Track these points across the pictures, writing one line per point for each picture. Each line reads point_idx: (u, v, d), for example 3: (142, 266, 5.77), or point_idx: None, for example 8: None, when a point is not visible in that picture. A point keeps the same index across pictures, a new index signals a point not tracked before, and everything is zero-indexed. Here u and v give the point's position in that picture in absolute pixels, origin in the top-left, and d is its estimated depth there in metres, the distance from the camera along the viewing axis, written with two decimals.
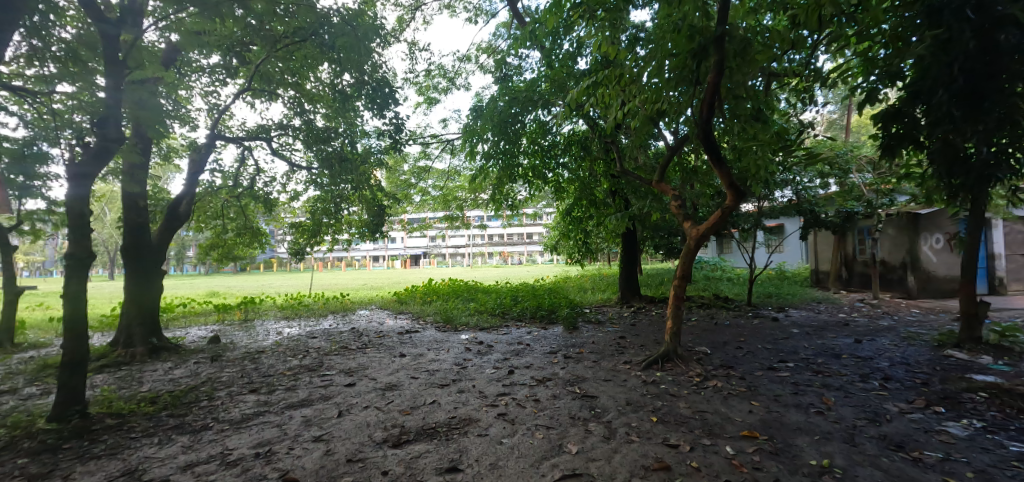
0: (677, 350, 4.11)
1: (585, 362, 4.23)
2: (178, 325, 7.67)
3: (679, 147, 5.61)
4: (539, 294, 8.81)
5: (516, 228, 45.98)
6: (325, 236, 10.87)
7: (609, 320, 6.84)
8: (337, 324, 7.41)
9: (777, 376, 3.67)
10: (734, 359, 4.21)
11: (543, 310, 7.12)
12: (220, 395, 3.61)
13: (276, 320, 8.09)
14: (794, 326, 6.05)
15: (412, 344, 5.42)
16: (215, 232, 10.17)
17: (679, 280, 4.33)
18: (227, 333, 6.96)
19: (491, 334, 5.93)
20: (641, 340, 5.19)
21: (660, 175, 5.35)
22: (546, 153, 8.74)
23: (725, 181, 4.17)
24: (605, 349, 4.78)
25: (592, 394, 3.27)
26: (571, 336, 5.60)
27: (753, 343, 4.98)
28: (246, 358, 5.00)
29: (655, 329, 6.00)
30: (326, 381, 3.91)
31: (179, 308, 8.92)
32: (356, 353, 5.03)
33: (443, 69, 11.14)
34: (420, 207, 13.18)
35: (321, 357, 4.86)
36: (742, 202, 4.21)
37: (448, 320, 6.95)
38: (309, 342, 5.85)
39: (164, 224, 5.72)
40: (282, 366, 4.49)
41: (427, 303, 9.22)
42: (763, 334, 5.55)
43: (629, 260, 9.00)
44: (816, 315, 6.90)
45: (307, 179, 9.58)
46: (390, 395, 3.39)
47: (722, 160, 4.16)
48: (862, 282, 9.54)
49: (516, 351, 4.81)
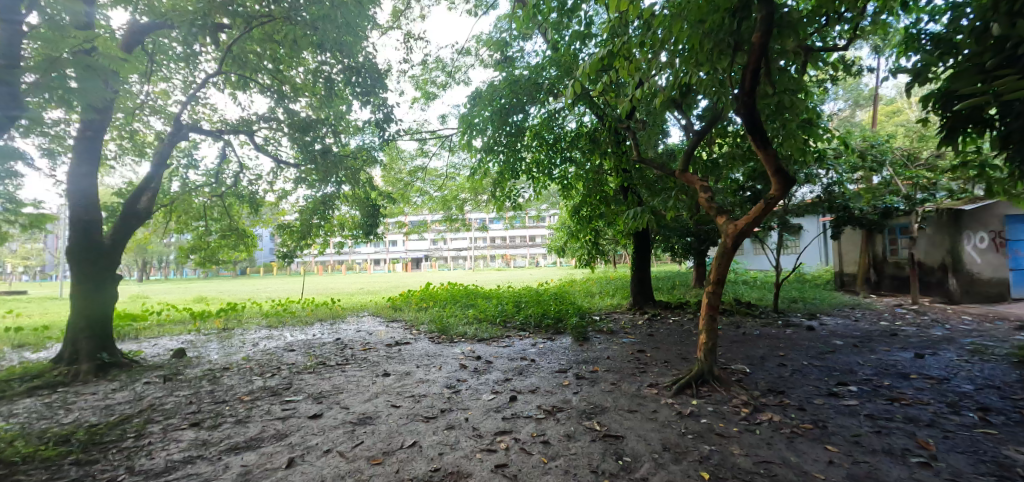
0: (713, 370, 3.42)
1: (602, 385, 3.51)
2: (145, 335, 6.95)
3: (705, 133, 4.87)
4: (544, 300, 8.05)
5: (518, 231, 45.22)
6: (315, 238, 10.17)
7: (623, 330, 6.10)
8: (322, 334, 6.71)
9: (844, 406, 2.96)
10: (782, 381, 3.50)
11: (549, 318, 6.39)
12: (152, 431, 2.91)
13: (257, 329, 7.38)
14: (836, 337, 5.32)
15: (400, 359, 4.72)
16: (196, 234, 9.47)
17: (713, 285, 3.62)
18: (198, 344, 6.26)
19: (491, 346, 5.20)
20: (665, 355, 4.47)
21: (684, 163, 4.60)
22: (551, 147, 8.06)
23: (770, 167, 3.46)
24: (623, 367, 4.06)
25: (617, 433, 2.56)
26: (582, 349, 4.89)
27: (797, 359, 4.25)
28: (205, 377, 4.31)
29: (677, 340, 5.28)
30: (288, 411, 3.21)
31: (153, 316, 8.22)
32: (334, 371, 4.33)
33: (441, 62, 10.48)
34: (418, 209, 12.50)
35: (292, 377, 4.16)
36: (790, 193, 3.50)
37: (444, 330, 6.22)
38: (285, 356, 5.17)
39: (118, 224, 5.01)
40: (243, 389, 3.80)
41: (423, 310, 8.49)
42: (803, 347, 4.83)
43: (641, 263, 8.26)
44: (854, 323, 6.17)
45: (295, 176, 8.93)
46: (359, 434, 2.69)
47: (767, 140, 3.45)
48: (895, 284, 8.78)
49: (519, 369, 4.09)
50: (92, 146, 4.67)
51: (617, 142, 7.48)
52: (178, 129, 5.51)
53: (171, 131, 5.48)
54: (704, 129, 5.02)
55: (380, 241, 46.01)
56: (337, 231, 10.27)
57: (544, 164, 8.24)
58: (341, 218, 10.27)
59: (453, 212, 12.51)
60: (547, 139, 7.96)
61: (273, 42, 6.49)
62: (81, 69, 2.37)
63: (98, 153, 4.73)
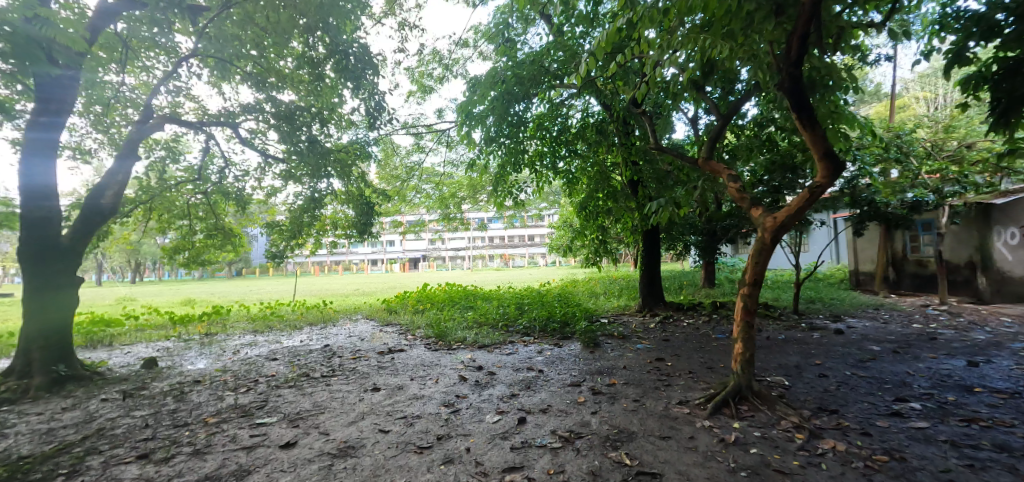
0: (752, 384, 2.97)
1: (624, 402, 3.04)
2: (121, 342, 6.47)
3: (730, 117, 4.41)
4: (548, 301, 7.58)
5: (517, 230, 44.71)
6: (307, 237, 9.68)
7: (635, 334, 5.63)
8: (310, 340, 6.20)
9: (914, 431, 2.51)
10: (830, 397, 3.04)
11: (554, 323, 5.91)
12: (90, 467, 2.43)
13: (241, 335, 6.90)
14: (871, 342, 4.85)
15: (393, 370, 4.23)
16: (180, 233, 8.96)
17: (749, 287, 3.15)
18: (174, 353, 5.74)
19: (493, 354, 4.72)
20: (688, 365, 4.00)
21: (708, 150, 4.11)
22: (556, 139, 7.58)
23: (817, 151, 2.99)
24: (643, 379, 3.58)
25: (652, 469, 2.09)
26: (594, 358, 4.42)
27: (837, 368, 3.80)
28: (170, 392, 3.82)
29: (697, 346, 4.81)
30: (258, 437, 2.72)
31: (131, 321, 7.68)
32: (317, 385, 3.84)
33: (438, 54, 10.00)
34: (414, 208, 12.02)
35: (268, 392, 3.67)
36: (838, 180, 3.04)
37: (441, 336, 5.74)
38: (266, 366, 4.67)
39: (79, 222, 4.51)
40: (210, 409, 3.31)
41: (420, 313, 8.01)
42: (838, 354, 4.38)
43: (650, 262, 7.81)
44: (885, 325, 5.71)
45: (284, 172, 8.45)
46: (337, 471, 2.22)
47: (814, 120, 2.98)
48: (917, 284, 8.35)
49: (526, 383, 3.61)
50: (50, 139, 4.20)
51: (625, 133, 7.02)
52: (144, 123, 5.00)
53: (137, 125, 4.97)
54: (727, 113, 4.56)
55: (378, 241, 45.49)
56: (330, 230, 9.77)
57: (548, 157, 7.74)
58: (333, 216, 9.76)
59: (451, 211, 12.05)
60: (551, 131, 7.49)
61: (252, 23, 5.96)
62: (19, 59, 1.91)
63: (56, 146, 4.26)
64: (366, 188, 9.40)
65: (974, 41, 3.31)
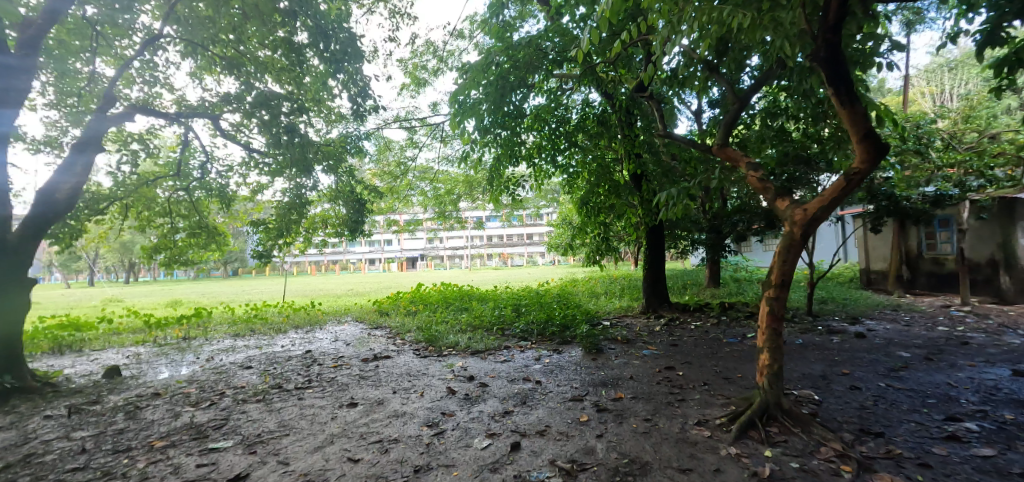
0: (781, 401, 2.60)
1: (634, 422, 2.64)
2: (91, 347, 6.08)
3: (747, 102, 3.85)
4: (547, 302, 7.16)
5: (515, 228, 44.31)
6: (296, 236, 9.27)
7: (640, 338, 5.22)
8: (292, 345, 5.79)
9: (982, 461, 2.11)
10: (871, 418, 2.65)
11: (553, 326, 5.50)
12: None
13: (221, 339, 6.49)
14: (897, 347, 4.47)
15: (375, 381, 3.81)
16: (161, 232, 8.53)
17: (776, 289, 2.75)
18: (144, 359, 5.33)
19: (486, 362, 4.33)
20: (702, 375, 3.60)
21: (723, 136, 3.65)
22: (556, 131, 7.18)
23: (856, 131, 2.59)
24: (653, 392, 3.18)
25: None
26: (597, 366, 4.02)
27: (868, 379, 3.41)
28: (124, 408, 3.41)
29: (709, 353, 4.41)
30: (205, 469, 2.31)
31: (105, 325, 7.25)
32: (288, 399, 3.43)
33: (432, 45, 9.59)
34: (409, 206, 11.61)
35: (232, 408, 3.26)
36: (877, 166, 2.65)
37: (431, 341, 5.32)
38: (237, 375, 4.25)
39: (29, 218, 4.09)
40: (161, 430, 2.90)
41: (412, 315, 7.59)
42: (865, 361, 3.98)
43: (654, 260, 7.40)
44: (908, 329, 5.32)
45: (268, 167, 8.03)
46: None
47: (852, 96, 2.58)
48: (933, 283, 7.96)
49: (522, 397, 3.20)
50: None
51: (628, 124, 6.60)
52: (100, 124, 4.50)
53: (92, 124, 4.46)
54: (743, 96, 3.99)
55: (376, 240, 45.08)
56: (320, 229, 9.36)
57: (547, 150, 7.32)
58: (323, 214, 9.34)
59: (447, 209, 11.64)
60: (550, 122, 7.09)
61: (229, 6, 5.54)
62: None
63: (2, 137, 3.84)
64: (357, 185, 8.99)
65: (1008, 21, 2.94)
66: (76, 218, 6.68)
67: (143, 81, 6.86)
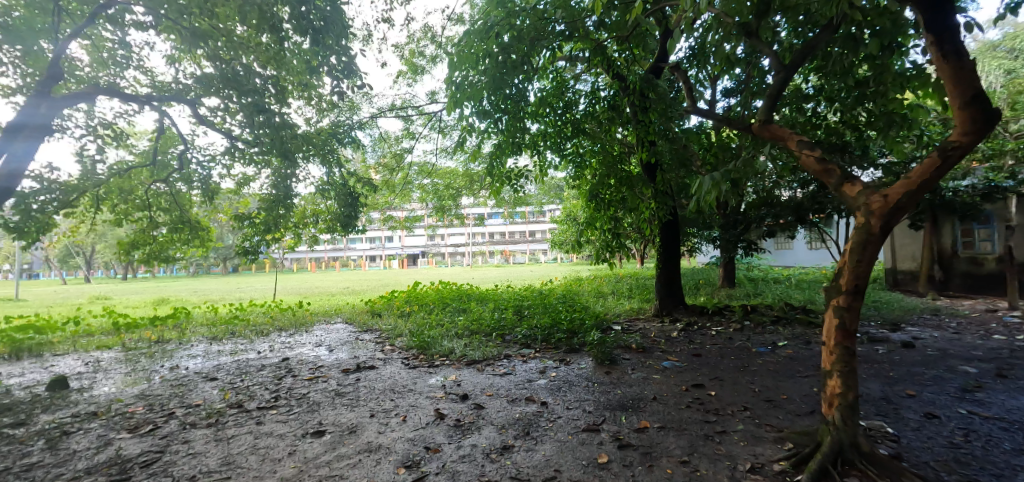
0: (857, 440, 2.05)
1: (670, 467, 2.07)
2: (52, 351, 5.54)
3: (796, 67, 3.23)
4: (552, 304, 6.58)
5: (517, 226, 43.64)
6: (284, 232, 8.72)
7: (658, 346, 4.64)
8: (271, 352, 5.23)
9: None
10: (972, 464, 2.08)
11: (560, 332, 4.92)
12: None
13: (195, 343, 5.93)
14: (959, 361, 3.88)
15: (351, 400, 3.25)
16: (139, 227, 7.95)
17: (846, 298, 2.18)
18: (104, 367, 4.76)
19: (483, 375, 3.77)
20: (741, 397, 3.02)
21: (766, 111, 3.04)
22: (561, 118, 6.58)
23: (961, 92, 2.01)
24: (685, 420, 2.61)
25: None
26: (612, 382, 3.44)
27: (943, 405, 2.82)
28: (45, 435, 2.82)
29: (741, 367, 3.82)
30: None
31: (74, 326, 6.69)
32: (246, 423, 2.87)
33: (430, 29, 9.00)
34: (407, 201, 11.04)
35: (174, 437, 2.69)
36: (983, 139, 2.05)
37: (423, 348, 4.75)
38: (196, 389, 3.68)
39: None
40: (76, 469, 2.33)
41: (405, 316, 7.03)
42: (928, 379, 3.40)
43: (668, 258, 6.79)
44: (960, 337, 4.73)
45: (253, 158, 7.49)
46: None
47: (956, 48, 2.03)
48: (970, 284, 7.36)
49: (525, 425, 2.62)
50: None
51: (642, 108, 5.97)
52: (30, 105, 4.27)
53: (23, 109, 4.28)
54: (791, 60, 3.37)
55: (377, 237, 44.53)
56: (312, 224, 8.82)
57: (553, 139, 6.72)
58: (314, 208, 8.78)
59: (446, 203, 11.08)
60: (555, 108, 6.50)
61: None
62: None
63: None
64: (349, 177, 8.42)
65: None
66: (43, 212, 6.13)
67: (114, 62, 6.30)
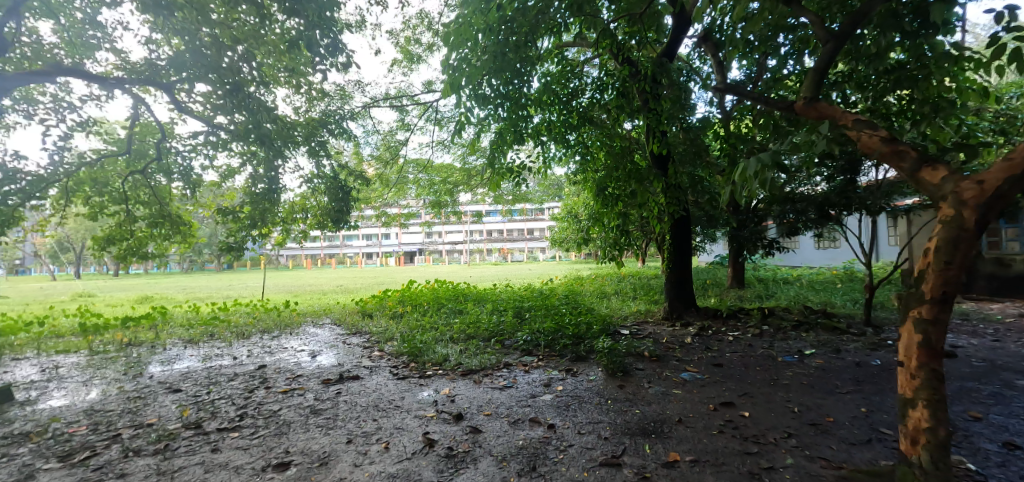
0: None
1: None
2: (12, 355, 5.10)
3: (845, 37, 2.77)
4: (554, 306, 6.16)
5: (517, 222, 43.09)
6: (272, 227, 8.24)
7: (673, 355, 4.21)
8: (249, 358, 4.78)
9: None
10: None
11: (565, 338, 4.49)
12: None
13: (169, 346, 5.47)
14: (1013, 373, 3.47)
15: (328, 419, 2.82)
16: (116, 221, 7.47)
17: (933, 309, 1.75)
18: (63, 374, 4.32)
19: (481, 389, 3.34)
20: (783, 420, 2.57)
21: (812, 88, 2.61)
22: (566, 107, 6.14)
23: None
24: (722, 452, 2.18)
25: None
26: (629, 399, 3.00)
27: (1021, 432, 2.40)
28: None
29: (771, 381, 3.39)
30: None
31: (42, 327, 6.23)
32: (198, 450, 2.42)
33: (426, 15, 8.53)
34: (402, 196, 10.57)
35: (107, 468, 2.24)
36: None
37: (414, 355, 4.32)
38: (154, 404, 3.24)
39: None
40: None
41: (398, 318, 6.59)
42: (988, 397, 2.97)
43: (678, 258, 6.35)
44: (1003, 346, 4.31)
45: (236, 149, 7.03)
46: None
47: None
48: (995, 286, 6.98)
49: (530, 457, 2.19)
50: None
51: (653, 96, 5.54)
52: None
53: None
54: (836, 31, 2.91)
55: (373, 235, 43.97)
56: (301, 219, 8.37)
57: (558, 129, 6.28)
58: (303, 202, 8.32)
59: (443, 199, 10.60)
60: (559, 96, 6.08)
61: None
62: None
63: None
64: (340, 170, 7.95)
65: None
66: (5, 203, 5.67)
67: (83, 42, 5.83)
